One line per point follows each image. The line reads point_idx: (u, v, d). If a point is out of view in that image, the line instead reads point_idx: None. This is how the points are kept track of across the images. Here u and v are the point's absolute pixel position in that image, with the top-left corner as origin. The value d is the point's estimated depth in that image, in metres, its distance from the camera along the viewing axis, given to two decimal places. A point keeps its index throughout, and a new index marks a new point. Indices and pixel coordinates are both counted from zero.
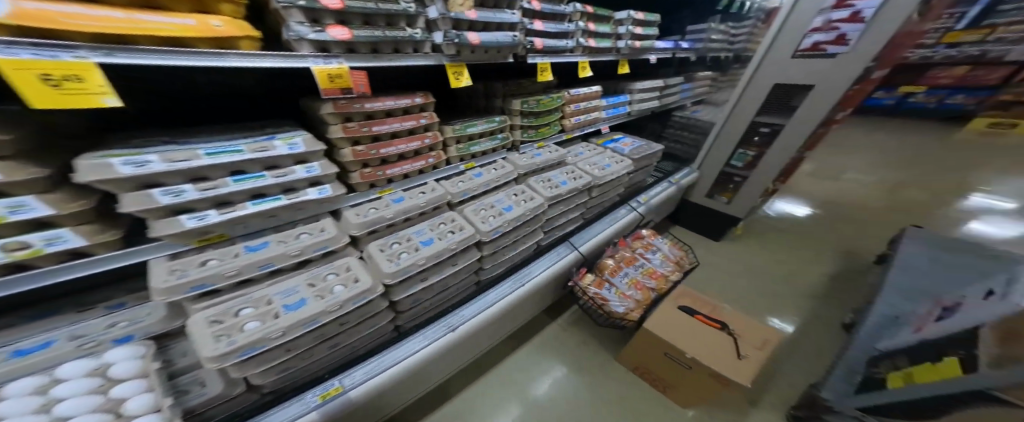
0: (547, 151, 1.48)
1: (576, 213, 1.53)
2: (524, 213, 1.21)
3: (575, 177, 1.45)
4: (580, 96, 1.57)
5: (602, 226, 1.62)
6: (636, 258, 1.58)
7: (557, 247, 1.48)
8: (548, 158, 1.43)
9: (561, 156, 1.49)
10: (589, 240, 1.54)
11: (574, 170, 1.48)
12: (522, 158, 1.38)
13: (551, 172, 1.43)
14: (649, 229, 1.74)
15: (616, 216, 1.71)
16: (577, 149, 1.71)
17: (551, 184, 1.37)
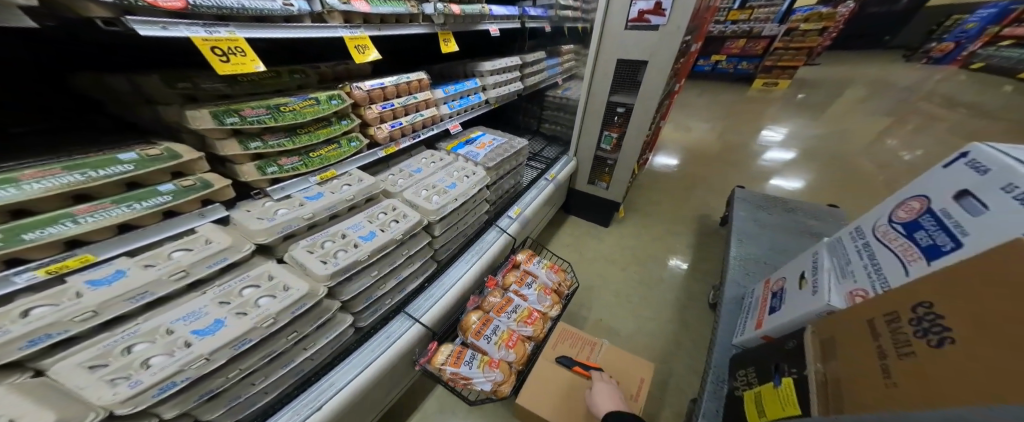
0: (339, 184, 0.91)
1: (412, 264, 1.00)
2: (260, 325, 0.55)
3: (395, 217, 0.92)
4: (387, 90, 1.03)
5: (460, 269, 1.16)
6: (508, 301, 1.20)
7: (382, 329, 0.89)
8: (336, 196, 0.86)
9: (368, 188, 0.95)
10: (439, 299, 1.04)
11: (393, 207, 0.95)
12: (273, 206, 0.76)
13: (349, 217, 0.87)
14: (522, 253, 1.41)
15: (481, 247, 1.28)
16: (410, 163, 1.17)
17: (344, 239, 0.80)
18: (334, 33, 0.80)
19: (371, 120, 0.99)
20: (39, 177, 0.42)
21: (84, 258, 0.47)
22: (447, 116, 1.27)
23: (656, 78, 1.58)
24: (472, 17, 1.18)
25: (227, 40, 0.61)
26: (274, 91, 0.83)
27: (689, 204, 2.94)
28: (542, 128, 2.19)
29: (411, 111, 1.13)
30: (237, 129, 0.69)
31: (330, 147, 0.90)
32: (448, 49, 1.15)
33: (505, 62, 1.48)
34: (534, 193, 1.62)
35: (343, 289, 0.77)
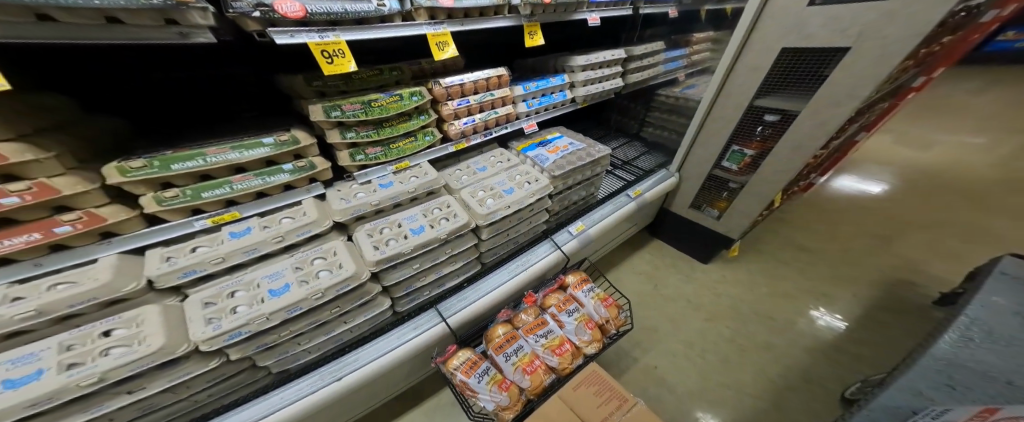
0: (408, 176, 1.05)
1: (454, 263, 1.09)
2: (309, 297, 0.72)
3: (446, 215, 1.01)
4: (467, 86, 1.08)
5: (501, 277, 1.19)
6: (542, 323, 1.17)
7: (414, 318, 1.03)
8: (403, 187, 0.99)
9: (432, 183, 1.05)
10: (473, 302, 1.10)
11: (448, 205, 1.04)
12: (355, 189, 0.96)
13: (408, 210, 1.00)
14: (575, 274, 1.32)
15: (530, 259, 1.26)
16: (478, 160, 1.22)
17: (398, 229, 0.93)
18: (417, 30, 0.87)
19: (445, 115, 1.07)
20: (217, 153, 0.67)
21: (232, 214, 0.76)
22: (523, 114, 1.23)
23: (848, 77, 1.03)
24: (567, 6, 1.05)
25: (334, 43, 0.75)
26: (377, 86, 0.99)
27: (870, 262, 1.99)
28: (644, 132, 1.92)
29: (489, 108, 1.16)
30: (339, 122, 0.89)
31: (408, 139, 1.05)
32: (532, 43, 1.08)
33: (604, 56, 1.27)
34: (610, 208, 1.44)
35: (386, 276, 0.92)
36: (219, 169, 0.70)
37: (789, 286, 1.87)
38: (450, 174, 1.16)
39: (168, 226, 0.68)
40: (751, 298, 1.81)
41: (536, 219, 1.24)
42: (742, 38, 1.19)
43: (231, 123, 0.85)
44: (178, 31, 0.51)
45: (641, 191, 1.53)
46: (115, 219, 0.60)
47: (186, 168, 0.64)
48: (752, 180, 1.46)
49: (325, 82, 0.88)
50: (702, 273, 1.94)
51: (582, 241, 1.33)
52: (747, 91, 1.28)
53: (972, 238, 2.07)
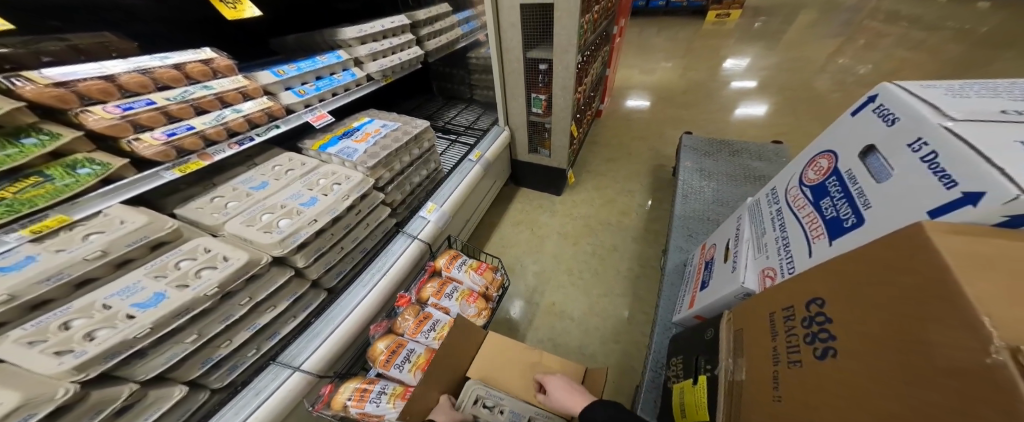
0: (81, 234, 0.55)
1: (275, 308, 0.81)
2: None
3: (207, 263, 0.65)
4: (129, 76, 0.63)
5: (357, 293, 1.00)
6: (424, 318, 1.05)
7: (249, 384, 0.77)
8: (65, 256, 0.51)
9: (151, 232, 0.61)
10: (326, 336, 0.89)
11: (206, 248, 0.67)
12: None
13: (119, 278, 0.59)
14: (443, 256, 1.24)
15: (385, 261, 1.09)
16: (249, 178, 0.87)
17: (100, 315, 0.53)
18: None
19: (102, 128, 0.58)
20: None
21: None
22: (296, 106, 0.93)
23: (567, 23, 1.32)
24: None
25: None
26: None
27: (646, 157, 2.80)
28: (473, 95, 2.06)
29: (218, 102, 0.76)
30: None
31: (23, 181, 0.51)
32: (235, 15, 0.84)
33: (383, 23, 1.20)
34: (455, 182, 1.43)
35: (135, 371, 0.57)
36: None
37: (611, 193, 2.43)
38: (202, 207, 0.76)
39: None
40: (593, 214, 2.26)
41: (375, 215, 1.07)
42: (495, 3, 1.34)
43: None
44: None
45: (478, 153, 1.62)
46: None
47: None
48: (553, 120, 1.75)
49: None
50: (557, 210, 2.28)
51: (435, 219, 1.27)
52: (516, 52, 1.48)
53: (680, 125, 3.21)
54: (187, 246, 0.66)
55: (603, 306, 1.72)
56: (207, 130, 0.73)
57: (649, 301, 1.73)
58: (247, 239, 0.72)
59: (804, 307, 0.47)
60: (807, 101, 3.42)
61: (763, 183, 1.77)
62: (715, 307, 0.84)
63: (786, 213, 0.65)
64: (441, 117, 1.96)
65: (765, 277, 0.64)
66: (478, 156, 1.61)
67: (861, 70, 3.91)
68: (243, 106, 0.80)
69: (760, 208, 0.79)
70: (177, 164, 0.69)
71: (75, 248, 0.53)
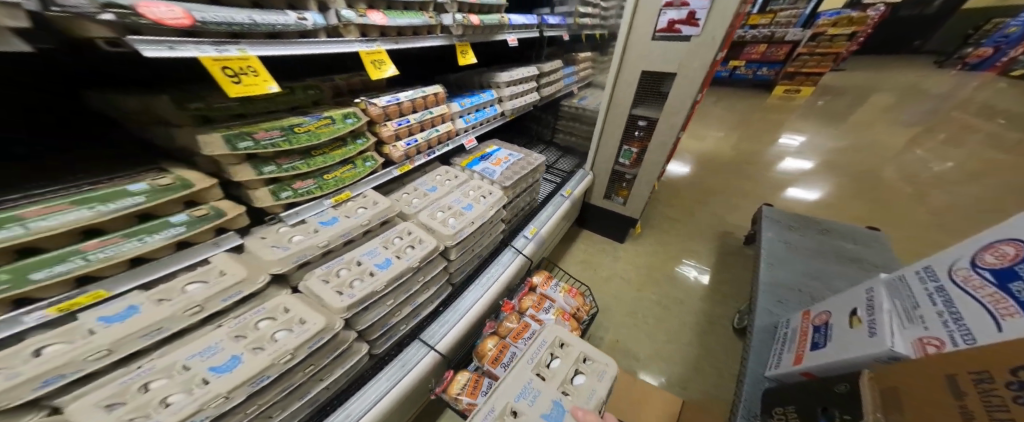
0: (356, 208, 0.87)
1: (427, 291, 0.99)
2: (207, 405, 0.47)
3: (411, 242, 0.89)
4: (405, 105, 0.97)
5: (474, 293, 1.12)
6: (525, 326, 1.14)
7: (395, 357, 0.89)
8: (354, 221, 0.82)
9: (387, 213, 0.91)
10: (453, 324, 1.01)
11: (409, 231, 0.92)
12: (290, 231, 0.74)
13: (365, 244, 0.85)
14: (539, 274, 1.35)
15: (495, 268, 1.23)
16: (424, 181, 1.14)
17: (358, 268, 0.77)
18: (349, 48, 0.72)
19: (387, 138, 0.93)
20: (46, 213, 0.42)
21: (96, 294, 0.48)
22: (461, 130, 1.24)
23: (685, 90, 1.47)
24: (491, 29, 1.09)
25: (239, 59, 0.55)
26: (289, 109, 0.77)
27: (710, 219, 2.80)
28: (554, 138, 2.28)
29: (433, 124, 1.09)
30: (253, 155, 0.65)
31: (346, 166, 0.86)
32: (464, 62, 1.03)
33: (522, 72, 1.47)
34: (551, 210, 1.59)
35: (359, 318, 0.78)
36: (65, 233, 0.45)
37: (675, 247, 2.45)
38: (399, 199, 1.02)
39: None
40: (656, 264, 2.28)
41: (497, 227, 1.24)
42: (619, 65, 1.56)
43: (74, 165, 0.59)
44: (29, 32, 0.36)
45: (569, 189, 1.78)
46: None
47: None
48: (638, 173, 1.89)
49: (211, 102, 0.61)
50: (619, 253, 2.34)
51: (536, 241, 1.40)
52: (625, 106, 1.67)
53: (748, 193, 3.19)
54: (398, 227, 0.92)
55: (669, 358, 1.67)
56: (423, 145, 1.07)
57: (719, 364, 1.65)
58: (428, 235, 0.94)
59: (1010, 371, 0.50)
60: (892, 190, 3.24)
61: (860, 266, 1.70)
62: (841, 367, 0.84)
63: (958, 290, 0.68)
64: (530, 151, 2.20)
65: (928, 346, 0.67)
66: (570, 193, 1.77)
67: (955, 165, 3.66)
68: (444, 129, 1.13)
69: (911, 282, 0.82)
70: (401, 164, 1.02)
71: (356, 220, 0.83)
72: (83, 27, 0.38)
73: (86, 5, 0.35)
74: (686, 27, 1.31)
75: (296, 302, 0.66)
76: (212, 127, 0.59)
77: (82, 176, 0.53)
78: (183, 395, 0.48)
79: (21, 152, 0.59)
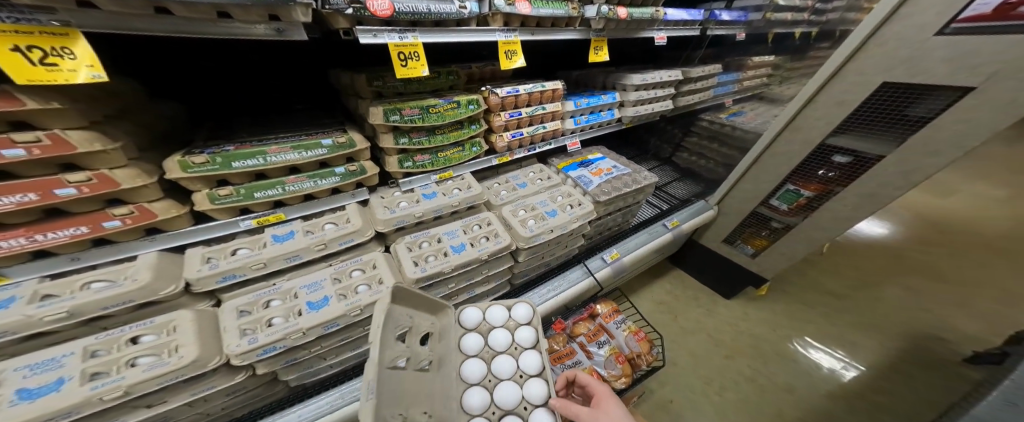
0: (452, 187, 0.97)
1: (487, 284, 1.03)
2: (288, 336, 0.64)
3: (487, 233, 0.95)
4: (523, 97, 0.99)
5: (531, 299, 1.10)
6: (569, 353, 1.10)
7: None
8: (446, 200, 0.93)
9: (475, 199, 0.97)
10: None
11: (489, 222, 0.97)
12: (400, 197, 0.89)
13: (448, 224, 0.94)
14: (605, 305, 1.25)
15: (561, 283, 1.17)
16: (517, 176, 1.17)
17: (438, 245, 0.88)
18: (491, 37, 0.76)
19: (496, 127, 0.99)
20: (278, 152, 0.64)
21: (278, 216, 0.72)
22: (568, 131, 1.19)
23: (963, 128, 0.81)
24: (639, 23, 0.95)
25: (411, 45, 0.68)
26: (432, 91, 0.93)
27: (905, 318, 1.88)
28: (676, 156, 1.98)
29: (542, 120, 1.09)
30: (396, 127, 0.82)
31: (457, 149, 0.96)
32: (595, 59, 0.96)
33: (660, 76, 1.28)
34: (645, 239, 1.41)
35: (423, 292, 0.88)
36: (278, 168, 0.67)
37: (817, 331, 1.79)
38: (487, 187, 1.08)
39: (217, 225, 0.65)
40: (773, 343, 1.73)
41: (574, 242, 1.18)
42: (836, 67, 0.96)
43: (298, 116, 0.89)
44: (275, 27, 0.52)
45: (676, 222, 1.49)
46: (164, 215, 0.56)
47: (246, 166, 0.62)
48: (804, 223, 1.34)
49: (386, 82, 0.82)
50: (723, 308, 1.90)
51: (614, 268, 1.27)
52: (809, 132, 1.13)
53: (1004, 299, 1.99)
54: (482, 215, 0.99)
55: None
56: (526, 141, 1.09)
57: None
58: (500, 234, 0.96)
59: None
60: None
61: None
62: None
63: None
64: (645, 162, 1.97)
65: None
66: (675, 225, 1.49)
67: None
68: (553, 126, 1.12)
69: None
70: (501, 154, 1.08)
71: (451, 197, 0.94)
72: (293, 14, 0.50)
73: (342, 5, 0.54)
74: None
75: (377, 263, 0.78)
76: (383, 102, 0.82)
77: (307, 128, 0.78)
78: (281, 320, 0.66)
79: (286, 107, 0.96)
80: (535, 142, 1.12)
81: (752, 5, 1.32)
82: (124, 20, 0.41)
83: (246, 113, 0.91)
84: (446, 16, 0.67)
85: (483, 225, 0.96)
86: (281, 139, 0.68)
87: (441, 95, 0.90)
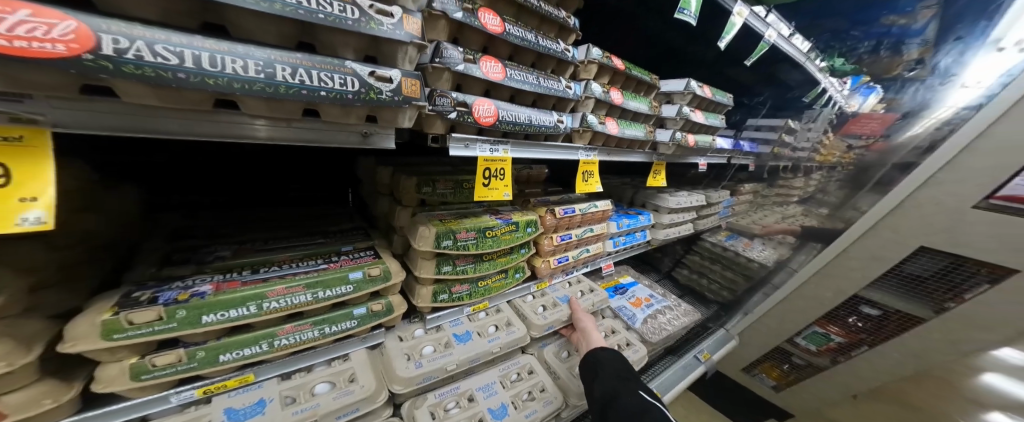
0: (488, 323, 0.75)
1: None
2: None
3: (532, 387, 0.73)
4: (581, 217, 0.91)
5: None
6: None
7: None
8: (485, 344, 0.70)
9: (519, 340, 0.76)
10: None
11: (531, 370, 0.76)
12: (423, 339, 0.65)
13: (483, 372, 0.72)
14: None
15: None
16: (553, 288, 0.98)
17: (472, 408, 0.64)
18: (574, 154, 0.69)
19: (546, 251, 0.85)
20: (283, 294, 0.43)
21: (244, 378, 0.47)
22: (607, 252, 1.09)
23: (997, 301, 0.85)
24: (700, 148, 0.99)
25: (498, 159, 0.57)
26: (479, 205, 0.78)
27: None
28: None
29: (587, 242, 0.98)
30: (442, 251, 0.64)
31: (500, 276, 0.78)
32: (655, 182, 0.93)
33: (688, 200, 1.31)
34: (682, 374, 1.21)
35: None
36: (272, 316, 0.44)
37: None
38: (523, 304, 0.86)
39: (136, 404, 0.40)
40: None
41: None
42: (872, 223, 0.98)
43: (308, 213, 0.70)
44: (364, 130, 0.38)
45: (707, 354, 1.33)
46: (23, 415, 0.31)
47: (224, 320, 0.40)
48: (836, 367, 1.28)
49: (436, 189, 0.66)
50: None
51: None
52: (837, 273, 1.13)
53: None
54: (521, 360, 0.78)
55: None
56: (568, 264, 0.96)
57: None
58: (546, 387, 0.74)
59: None
60: None
61: None
62: None
63: None
64: None
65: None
66: (706, 357, 1.33)
67: None
68: (597, 249, 1.02)
69: None
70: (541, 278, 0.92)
71: (486, 332, 0.73)
72: (397, 118, 0.38)
73: (447, 106, 0.46)
74: None
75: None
76: (430, 214, 0.66)
77: (323, 243, 0.58)
78: None
79: (292, 199, 0.76)
80: (576, 265, 0.99)
81: (759, 138, 1.49)
82: (148, 116, 0.26)
83: (236, 205, 0.70)
84: (544, 129, 0.61)
85: (522, 371, 0.75)
86: (293, 267, 0.48)
87: (493, 211, 0.76)
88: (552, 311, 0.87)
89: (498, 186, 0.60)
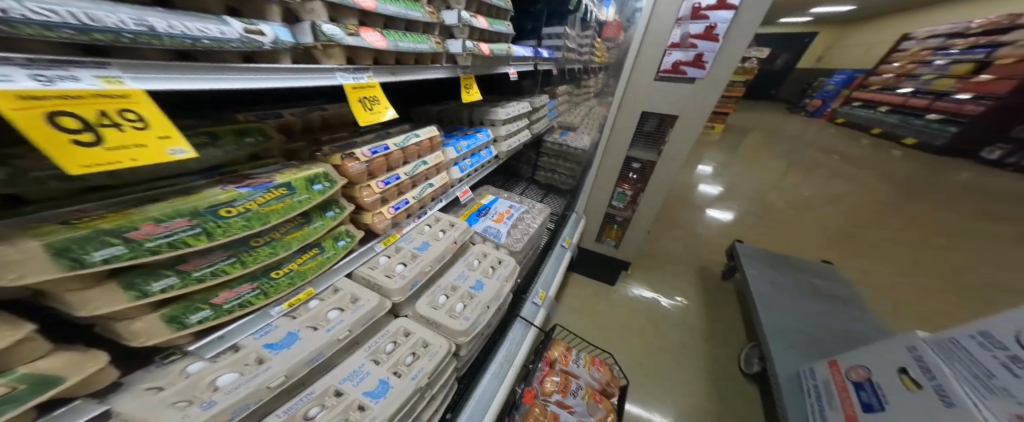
0: (322, 310, 0.60)
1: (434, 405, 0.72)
2: None
3: (412, 348, 0.65)
4: (396, 154, 0.76)
5: (489, 387, 0.89)
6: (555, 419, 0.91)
7: None
8: (324, 336, 0.56)
9: (376, 311, 0.65)
10: None
11: (406, 332, 0.68)
12: (212, 372, 0.45)
13: (347, 359, 0.59)
14: (557, 346, 1.11)
15: (508, 350, 0.98)
16: (410, 237, 0.86)
17: (338, 407, 0.51)
18: (331, 79, 0.47)
19: (371, 203, 0.70)
20: None
21: None
22: (456, 180, 1.03)
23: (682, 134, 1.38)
24: (498, 58, 0.96)
25: (111, 97, 0.26)
26: (206, 171, 0.48)
27: (700, 242, 2.73)
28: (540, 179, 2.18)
29: (423, 177, 0.88)
30: (128, 278, 0.35)
31: (309, 253, 0.60)
32: (468, 97, 0.88)
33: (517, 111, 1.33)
34: (557, 263, 1.42)
35: None
36: None
37: (670, 278, 2.31)
38: (372, 270, 0.73)
39: None
40: (655, 304, 2.07)
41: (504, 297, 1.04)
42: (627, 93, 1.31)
43: None
44: None
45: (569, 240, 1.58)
46: None
47: None
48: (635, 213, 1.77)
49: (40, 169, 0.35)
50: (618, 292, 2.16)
51: (541, 307, 1.19)
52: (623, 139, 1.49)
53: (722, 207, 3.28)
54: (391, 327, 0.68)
55: (692, 409, 1.50)
56: (409, 208, 0.85)
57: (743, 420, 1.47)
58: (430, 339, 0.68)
59: None
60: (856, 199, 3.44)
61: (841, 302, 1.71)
62: None
63: None
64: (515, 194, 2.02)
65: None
66: (569, 243, 1.58)
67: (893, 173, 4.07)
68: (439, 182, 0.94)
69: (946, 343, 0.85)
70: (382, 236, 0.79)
71: (325, 321, 0.59)
72: None
73: None
74: (702, 41, 1.18)
75: None
76: (30, 219, 0.31)
77: None
78: None
79: None
80: (422, 206, 0.89)
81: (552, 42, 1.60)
82: None
83: None
84: (209, 27, 0.30)
85: (394, 337, 0.66)
86: None
87: (242, 178, 0.49)
88: (414, 264, 0.77)
89: (148, 154, 0.29)
